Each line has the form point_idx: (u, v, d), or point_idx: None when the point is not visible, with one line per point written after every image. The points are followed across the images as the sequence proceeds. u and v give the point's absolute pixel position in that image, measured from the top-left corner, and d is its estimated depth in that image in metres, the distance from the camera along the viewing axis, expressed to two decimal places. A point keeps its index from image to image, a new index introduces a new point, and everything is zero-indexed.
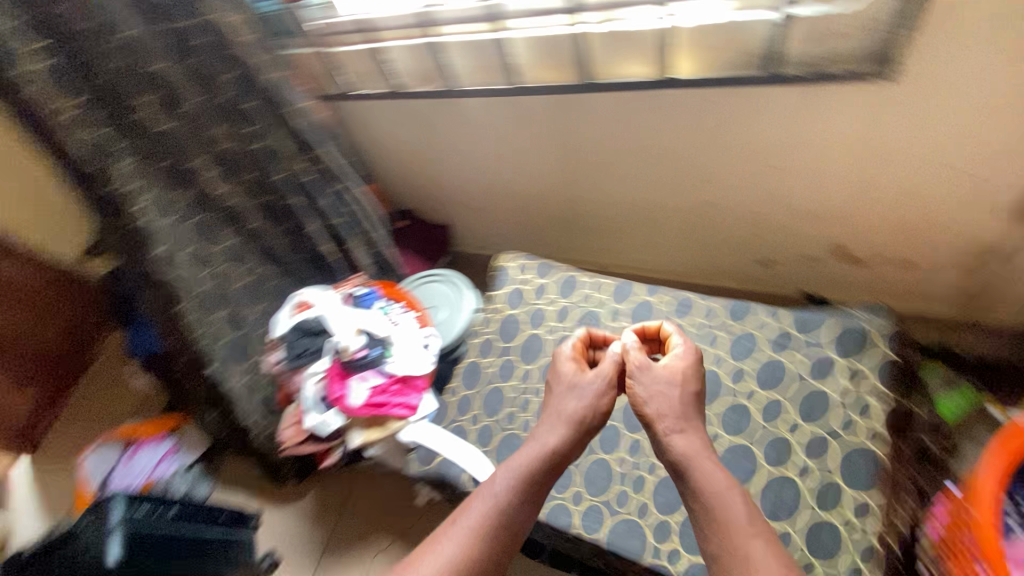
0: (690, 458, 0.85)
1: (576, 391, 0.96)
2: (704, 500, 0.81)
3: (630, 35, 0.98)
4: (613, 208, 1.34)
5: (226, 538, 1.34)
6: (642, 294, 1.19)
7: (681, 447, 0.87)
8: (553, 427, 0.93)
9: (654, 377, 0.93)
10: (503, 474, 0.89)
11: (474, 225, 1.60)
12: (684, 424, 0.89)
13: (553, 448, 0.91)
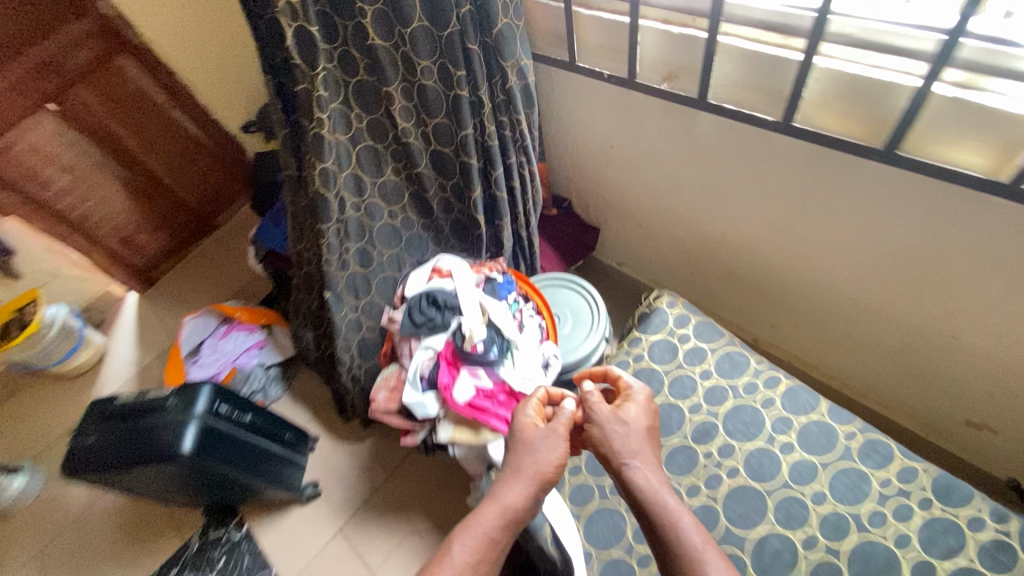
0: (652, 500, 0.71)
1: (529, 438, 0.81)
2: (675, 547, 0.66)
3: (983, 113, 0.69)
4: (813, 288, 1.13)
5: (283, 456, 1.35)
6: (826, 415, 0.92)
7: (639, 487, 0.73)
8: (512, 473, 0.77)
9: (615, 423, 0.81)
10: (472, 525, 0.70)
11: (635, 239, 1.44)
12: (644, 463, 0.76)
13: (527, 496, 0.74)
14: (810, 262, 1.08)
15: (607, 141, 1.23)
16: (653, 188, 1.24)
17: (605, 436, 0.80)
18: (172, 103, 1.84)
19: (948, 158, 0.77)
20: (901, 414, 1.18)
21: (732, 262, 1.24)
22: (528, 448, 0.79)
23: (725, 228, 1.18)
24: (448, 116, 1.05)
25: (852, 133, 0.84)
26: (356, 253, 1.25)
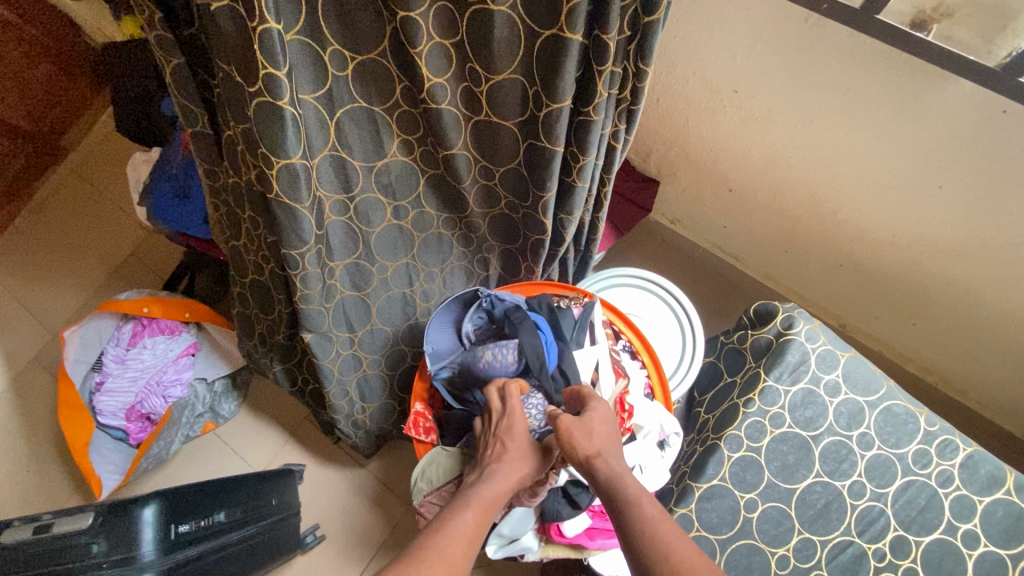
0: (619, 486, 0.60)
1: (522, 447, 0.69)
2: (655, 541, 0.53)
3: None
4: (979, 300, 0.87)
5: (286, 506, 1.04)
6: (1014, 494, 0.75)
7: (603, 470, 0.62)
8: (499, 472, 0.65)
9: (584, 427, 0.67)
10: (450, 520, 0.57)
11: (704, 204, 1.09)
12: (614, 452, 0.65)
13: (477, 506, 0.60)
14: (998, 275, 0.81)
15: (735, 87, 0.78)
16: (786, 155, 0.84)
17: (573, 431, 0.66)
18: None
19: None
20: (1004, 416, 1.06)
21: (866, 257, 0.93)
22: (512, 447, 0.68)
23: (880, 221, 0.84)
24: (526, 71, 0.57)
25: None
26: (345, 274, 0.79)
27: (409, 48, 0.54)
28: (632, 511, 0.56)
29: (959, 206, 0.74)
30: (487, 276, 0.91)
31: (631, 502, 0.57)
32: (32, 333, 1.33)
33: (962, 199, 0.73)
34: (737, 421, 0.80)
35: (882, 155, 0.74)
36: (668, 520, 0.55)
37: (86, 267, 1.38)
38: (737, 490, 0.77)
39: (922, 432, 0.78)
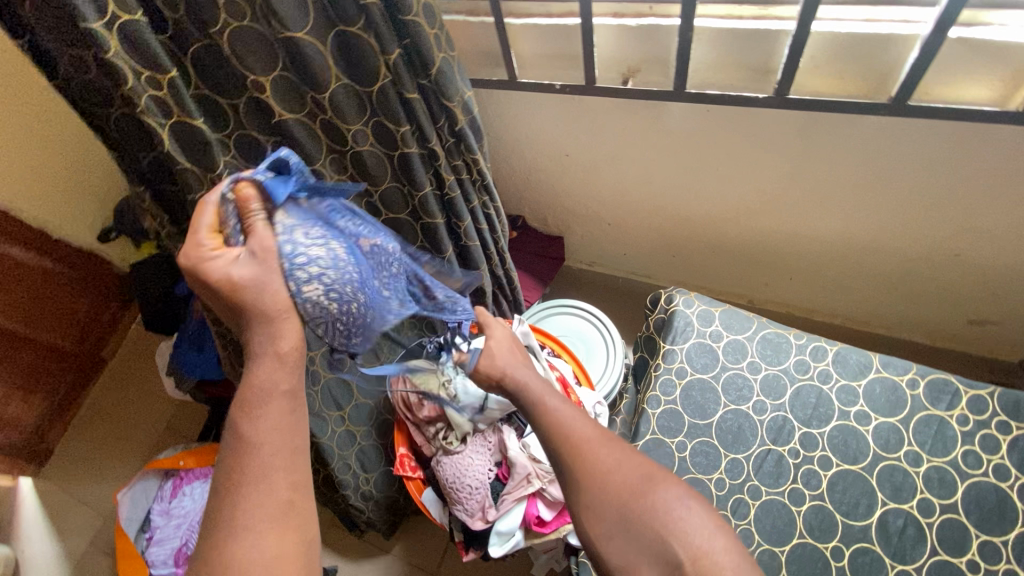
0: (529, 398, 0.64)
1: (267, 280, 0.55)
2: (563, 443, 0.58)
3: (993, 48, 0.65)
4: (813, 242, 1.08)
5: None
6: (883, 370, 0.90)
7: (514, 386, 0.66)
8: (271, 339, 0.55)
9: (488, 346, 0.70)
10: (250, 469, 0.53)
11: (600, 241, 1.36)
12: (517, 361, 0.68)
13: (271, 399, 0.55)
14: (807, 220, 1.03)
15: (565, 151, 1.09)
16: (623, 186, 1.13)
17: (481, 352, 0.69)
18: (29, 249, 1.41)
19: (963, 99, 0.72)
20: (911, 330, 1.20)
21: (723, 237, 1.17)
22: (251, 284, 0.54)
23: (708, 209, 1.10)
24: (397, 178, 0.87)
25: (849, 91, 0.76)
26: (324, 359, 1.04)
27: (320, 187, 0.85)
28: (543, 424, 0.61)
29: (740, 182, 1.00)
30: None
31: (543, 411, 0.62)
32: (92, 522, 1.52)
33: (739, 176, 0.99)
34: (653, 383, 0.99)
35: (672, 166, 1.02)
36: (573, 416, 0.61)
37: (133, 451, 1.61)
38: (667, 438, 0.93)
39: (796, 349, 0.95)
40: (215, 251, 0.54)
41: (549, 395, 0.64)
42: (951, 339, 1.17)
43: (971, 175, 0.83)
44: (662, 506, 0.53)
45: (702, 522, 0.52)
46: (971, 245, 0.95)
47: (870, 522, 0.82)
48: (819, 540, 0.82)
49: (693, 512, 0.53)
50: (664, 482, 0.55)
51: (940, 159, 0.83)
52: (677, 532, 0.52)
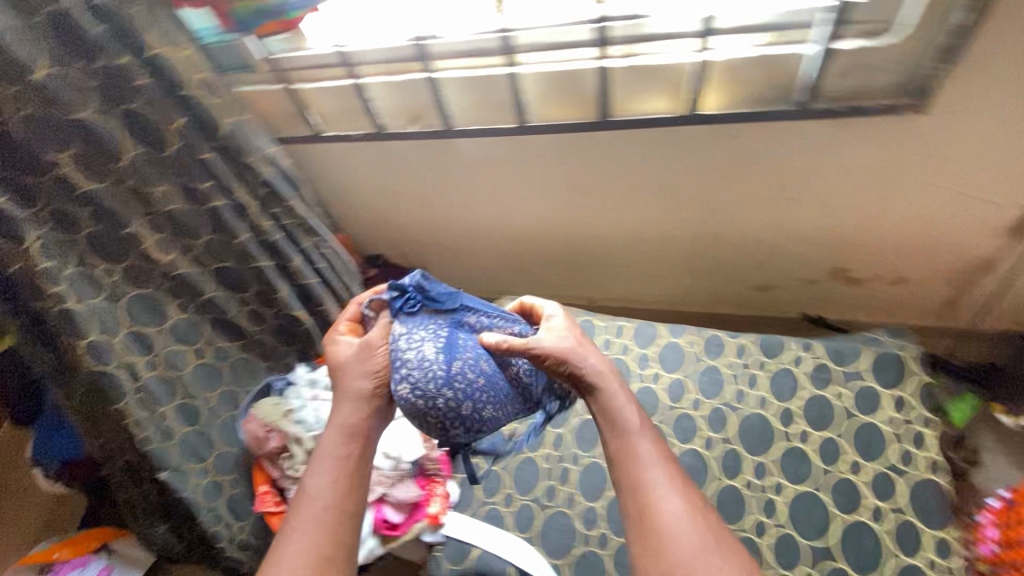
0: (613, 418, 0.69)
1: (354, 366, 0.76)
2: (637, 472, 0.66)
3: (651, 70, 0.83)
4: (617, 239, 1.24)
5: None
6: (668, 334, 1.05)
7: (599, 398, 0.70)
8: (339, 411, 0.74)
9: (584, 348, 0.72)
10: (302, 517, 0.68)
11: (455, 266, 1.47)
12: (624, 385, 0.72)
13: (341, 462, 0.72)
14: (603, 223, 1.20)
15: (391, 189, 1.22)
16: (450, 213, 1.26)
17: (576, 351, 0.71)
18: None
19: (650, 109, 0.89)
20: (725, 304, 1.38)
21: (549, 246, 1.32)
22: (337, 363, 0.77)
23: (526, 223, 1.25)
24: (217, 229, 0.98)
25: (573, 114, 0.92)
26: (178, 414, 1.04)
27: (140, 247, 0.92)
28: (621, 448, 0.67)
29: (537, 198, 1.16)
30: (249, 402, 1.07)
31: (628, 437, 0.68)
32: None
33: (534, 192, 1.15)
34: None
35: (479, 190, 1.17)
36: (656, 452, 0.67)
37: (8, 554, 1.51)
38: None
39: (603, 330, 1.10)
40: (345, 338, 0.79)
41: (635, 419, 0.69)
42: (756, 307, 1.36)
43: (699, 172, 1.00)
44: (695, 558, 0.60)
45: (708, 564, 0.60)
46: (728, 227, 1.14)
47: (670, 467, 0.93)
48: None
49: (710, 558, 0.60)
50: (701, 525, 0.62)
51: (669, 164, 1.00)
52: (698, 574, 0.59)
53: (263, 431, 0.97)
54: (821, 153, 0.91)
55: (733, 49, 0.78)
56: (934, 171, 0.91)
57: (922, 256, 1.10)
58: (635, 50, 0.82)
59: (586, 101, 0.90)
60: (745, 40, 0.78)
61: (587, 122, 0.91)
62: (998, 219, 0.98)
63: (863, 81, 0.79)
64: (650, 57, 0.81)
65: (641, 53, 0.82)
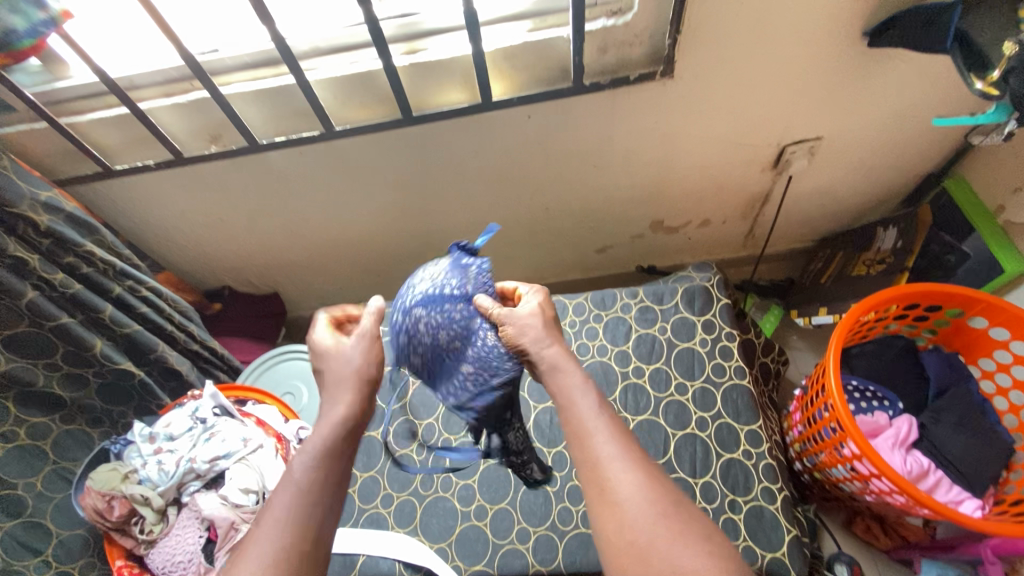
0: (567, 400, 0.63)
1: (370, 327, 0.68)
2: (586, 448, 0.59)
3: (434, 66, 0.87)
4: (459, 227, 1.29)
5: None
6: None
7: (556, 386, 0.65)
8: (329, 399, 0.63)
9: (534, 338, 0.68)
10: (263, 522, 0.54)
11: (312, 283, 1.44)
12: (565, 362, 0.66)
13: (324, 450, 0.59)
14: (440, 216, 1.25)
15: (215, 216, 1.15)
16: (288, 230, 1.23)
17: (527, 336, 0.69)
18: None
19: (447, 101, 0.94)
20: (573, 271, 1.51)
21: (397, 245, 1.33)
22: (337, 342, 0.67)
23: (367, 228, 1.26)
24: None
25: (376, 115, 0.95)
26: None
27: None
28: (579, 429, 0.60)
29: (371, 201, 1.17)
30: (80, 475, 0.94)
31: (579, 412, 0.61)
32: None
33: (366, 197, 1.16)
34: None
35: (309, 203, 1.15)
36: (608, 427, 0.59)
37: None
38: (373, 432, 1.05)
39: None
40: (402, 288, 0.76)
41: (590, 400, 0.62)
42: (599, 269, 1.50)
43: (510, 155, 1.09)
44: (653, 537, 0.52)
45: (667, 534, 0.52)
46: (553, 202, 1.24)
47: (532, 428, 1.01)
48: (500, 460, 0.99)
49: (664, 526, 0.52)
50: (656, 495, 0.54)
51: (482, 151, 1.07)
52: (659, 558, 0.51)
53: (107, 501, 0.87)
54: (605, 124, 1.03)
55: (502, 37, 0.85)
56: (699, 127, 1.06)
57: (714, 202, 1.29)
58: (416, 47, 0.85)
59: (382, 101, 0.92)
60: (511, 28, 0.84)
61: (389, 121, 0.94)
62: (757, 161, 1.17)
63: (615, 57, 0.90)
64: (431, 53, 0.85)
65: (424, 49, 0.86)
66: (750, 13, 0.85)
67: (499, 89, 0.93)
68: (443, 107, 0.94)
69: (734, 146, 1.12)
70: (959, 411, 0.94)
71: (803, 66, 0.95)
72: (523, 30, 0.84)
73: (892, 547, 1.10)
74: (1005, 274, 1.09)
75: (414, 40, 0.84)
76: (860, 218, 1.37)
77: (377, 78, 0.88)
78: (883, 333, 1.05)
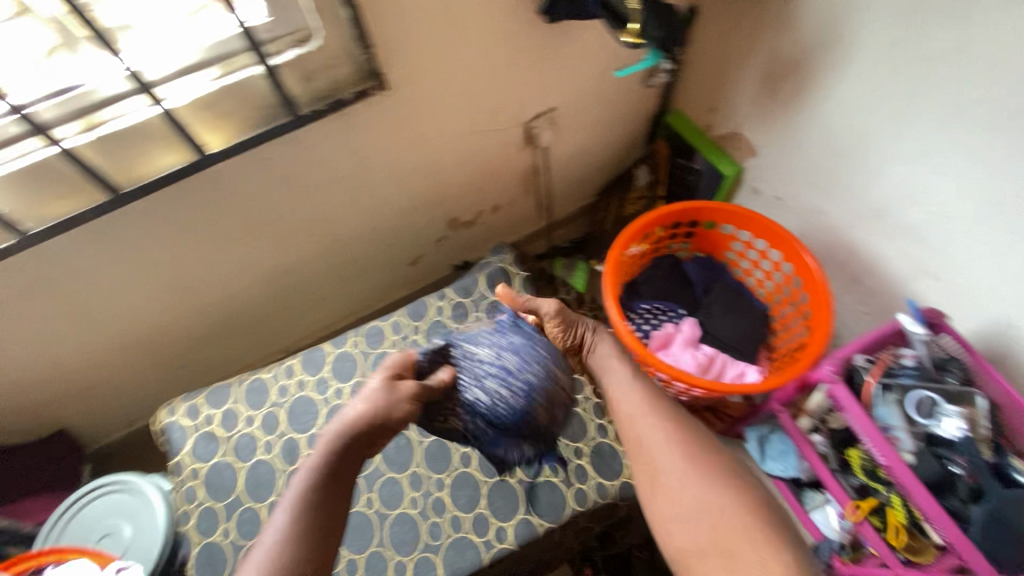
0: (643, 438, 0.72)
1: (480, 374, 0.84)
2: (661, 478, 0.69)
3: (122, 136, 0.80)
4: (250, 285, 1.21)
5: None
6: (333, 350, 1.10)
7: (633, 430, 0.73)
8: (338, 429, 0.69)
9: (619, 384, 0.78)
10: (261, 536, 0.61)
11: (105, 400, 1.25)
12: (641, 407, 0.74)
13: (318, 476, 0.65)
14: (222, 282, 1.16)
15: None
16: (40, 354, 1.05)
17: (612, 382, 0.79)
18: None
19: (159, 167, 0.87)
20: (396, 290, 1.51)
21: (188, 325, 1.21)
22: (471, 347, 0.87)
23: (142, 320, 1.13)
24: None
25: (81, 202, 0.84)
26: None
27: None
28: (653, 464, 0.70)
29: (130, 292, 1.05)
30: None
31: (654, 454, 0.70)
32: None
33: (122, 290, 1.04)
34: (183, 499, 0.99)
35: (49, 317, 1.00)
36: (680, 461, 0.69)
37: None
38: (213, 536, 0.96)
39: (272, 378, 1.08)
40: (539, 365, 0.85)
41: (661, 443, 0.70)
42: (419, 281, 1.52)
43: (266, 201, 1.04)
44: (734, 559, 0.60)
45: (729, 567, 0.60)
46: (339, 232, 1.22)
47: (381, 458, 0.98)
48: (357, 504, 0.95)
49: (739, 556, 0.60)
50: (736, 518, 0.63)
51: (232, 205, 1.01)
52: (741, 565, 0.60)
53: None
54: (349, 146, 1.03)
55: (188, 90, 0.81)
56: (443, 126, 1.11)
57: (494, 187, 1.37)
58: (92, 121, 0.78)
59: (81, 185, 0.83)
60: (195, 79, 0.81)
61: (98, 205, 0.84)
62: (512, 142, 1.26)
63: (323, 81, 0.90)
64: (112, 124, 0.78)
65: (103, 123, 0.79)
66: (431, 16, 0.89)
67: (215, 139, 0.88)
68: (156, 174, 0.87)
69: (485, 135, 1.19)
70: (725, 301, 1.12)
71: (505, 52, 1.03)
72: (209, 79, 0.81)
73: (725, 429, 1.29)
74: (728, 177, 1.30)
75: (86, 114, 0.77)
76: (621, 163, 1.55)
77: (56, 160, 0.78)
78: (654, 256, 1.20)
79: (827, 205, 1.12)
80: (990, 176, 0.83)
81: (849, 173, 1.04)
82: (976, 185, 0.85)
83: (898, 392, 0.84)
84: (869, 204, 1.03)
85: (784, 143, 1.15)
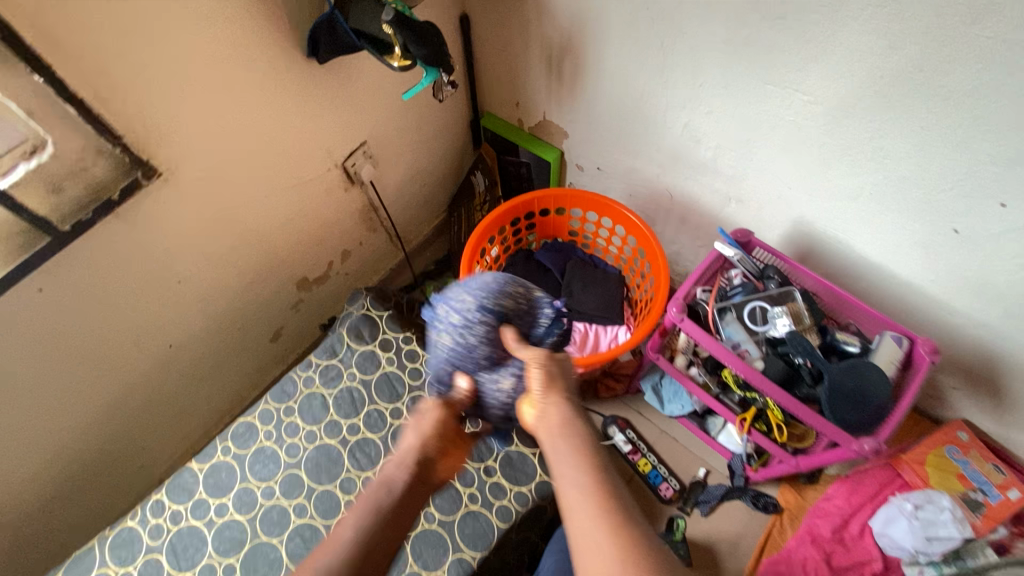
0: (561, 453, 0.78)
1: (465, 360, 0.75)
2: None
3: None
4: (83, 430, 1.05)
5: None
6: (203, 466, 0.98)
7: (560, 448, 0.79)
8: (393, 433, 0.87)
9: None
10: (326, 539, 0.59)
11: None
12: None
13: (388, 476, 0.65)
14: (41, 440, 0.99)
15: None
16: None
17: None
18: None
19: None
20: (267, 373, 1.39)
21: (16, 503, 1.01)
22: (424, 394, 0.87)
23: None
24: None
25: None
26: None
27: None
28: None
29: None
30: None
31: None
32: None
33: None
34: None
35: None
36: None
37: None
38: None
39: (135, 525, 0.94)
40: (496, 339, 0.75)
41: None
42: (290, 355, 1.42)
43: (60, 335, 0.90)
44: None
45: None
46: (174, 337, 1.10)
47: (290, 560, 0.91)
48: None
49: None
50: None
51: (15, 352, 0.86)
52: None
53: None
54: (143, 246, 0.92)
55: None
56: (249, 194, 1.04)
57: (334, 237, 1.31)
58: None
59: None
60: None
61: None
62: (335, 188, 1.22)
63: (78, 187, 0.79)
64: None
65: None
66: (182, 86, 0.82)
67: None
68: None
69: (301, 190, 1.14)
70: (582, 276, 1.18)
71: (285, 103, 0.98)
72: None
73: (627, 388, 1.33)
74: (551, 162, 1.37)
75: None
76: (457, 174, 1.56)
77: None
78: (507, 254, 1.23)
79: (637, 164, 1.22)
80: (741, 104, 0.94)
81: (641, 131, 1.14)
82: (735, 115, 0.96)
83: (733, 310, 0.93)
84: (666, 152, 1.13)
85: (585, 119, 1.23)
